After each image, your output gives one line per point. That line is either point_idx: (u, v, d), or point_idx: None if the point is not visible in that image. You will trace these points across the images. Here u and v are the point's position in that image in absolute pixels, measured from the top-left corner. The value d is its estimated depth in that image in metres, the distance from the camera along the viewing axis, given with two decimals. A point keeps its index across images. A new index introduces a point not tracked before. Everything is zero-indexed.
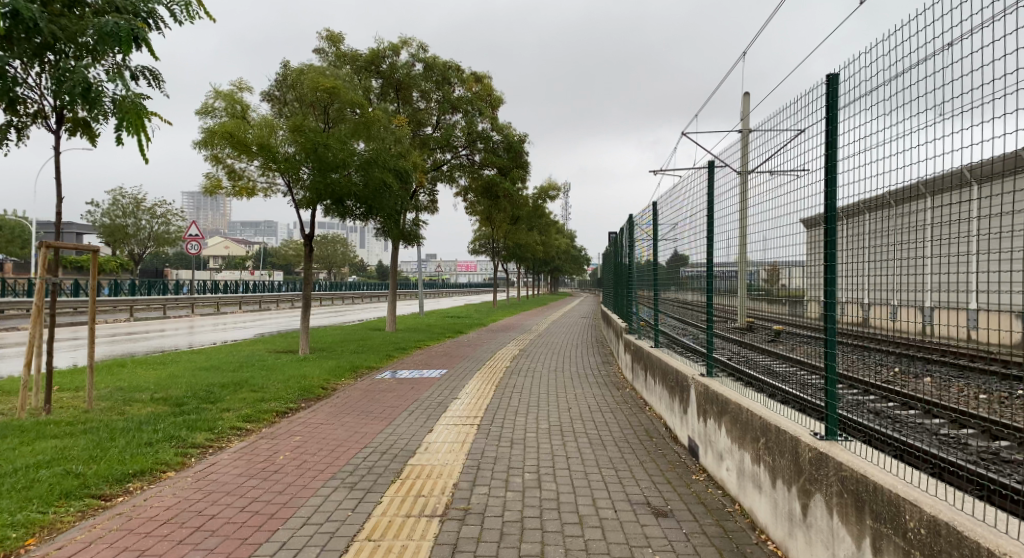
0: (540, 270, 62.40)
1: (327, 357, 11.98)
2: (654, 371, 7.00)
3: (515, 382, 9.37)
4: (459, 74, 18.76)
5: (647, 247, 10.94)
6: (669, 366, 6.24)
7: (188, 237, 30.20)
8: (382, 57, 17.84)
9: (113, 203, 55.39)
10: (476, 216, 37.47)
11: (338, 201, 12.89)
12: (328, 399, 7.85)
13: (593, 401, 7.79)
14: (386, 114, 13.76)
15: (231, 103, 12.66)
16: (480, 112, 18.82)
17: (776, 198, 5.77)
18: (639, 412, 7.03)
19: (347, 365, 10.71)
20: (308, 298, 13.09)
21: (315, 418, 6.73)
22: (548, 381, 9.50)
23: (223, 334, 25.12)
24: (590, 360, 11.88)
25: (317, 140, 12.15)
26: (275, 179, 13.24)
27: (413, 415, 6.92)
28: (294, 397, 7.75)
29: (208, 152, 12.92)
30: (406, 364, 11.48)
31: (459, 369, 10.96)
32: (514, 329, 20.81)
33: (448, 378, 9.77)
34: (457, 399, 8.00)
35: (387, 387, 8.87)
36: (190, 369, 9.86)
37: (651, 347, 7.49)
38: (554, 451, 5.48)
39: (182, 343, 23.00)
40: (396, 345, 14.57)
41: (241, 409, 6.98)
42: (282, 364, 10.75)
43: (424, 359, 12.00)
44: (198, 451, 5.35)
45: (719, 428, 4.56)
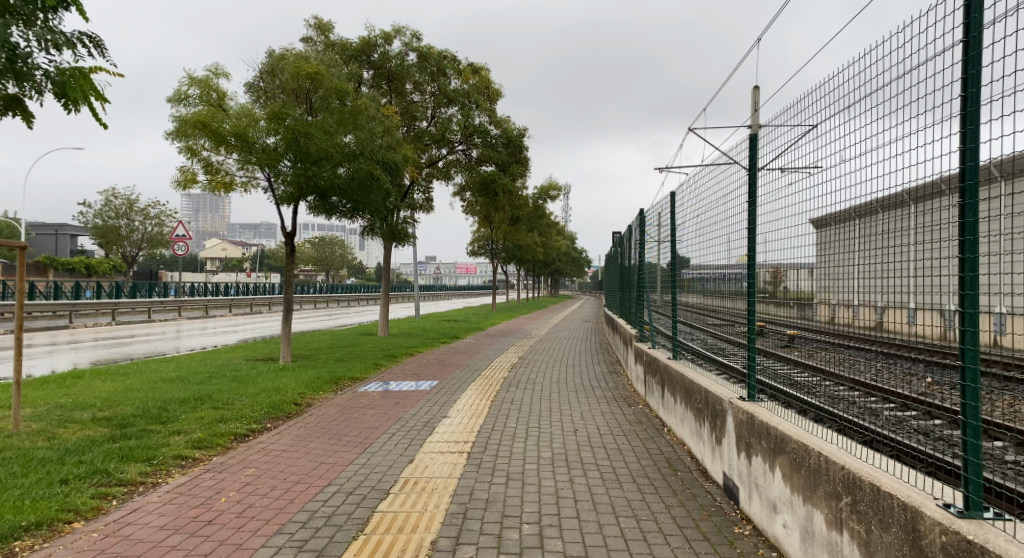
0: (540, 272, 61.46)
1: (309, 366, 11.01)
2: (675, 388, 6.01)
3: (514, 397, 8.34)
4: (455, 65, 17.86)
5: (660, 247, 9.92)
6: (696, 384, 5.25)
7: (176, 238, 29.29)
8: (373, 46, 17.07)
9: (106, 204, 54.48)
10: (474, 217, 36.57)
11: (322, 197, 11.98)
12: (299, 419, 6.87)
13: (602, 421, 6.79)
14: (375, 103, 12.84)
15: (206, 90, 11.69)
16: (477, 106, 17.89)
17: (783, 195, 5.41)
18: (657, 437, 6.03)
19: (328, 376, 9.74)
20: (289, 301, 12.12)
21: (278, 444, 5.75)
22: (550, 395, 8.49)
23: (210, 339, 24.12)
24: (596, 370, 10.85)
25: (299, 129, 11.22)
26: (255, 173, 12.34)
27: (393, 440, 5.95)
28: (259, 416, 6.77)
29: (182, 144, 11.98)
30: (394, 375, 10.48)
31: (452, 379, 9.95)
32: (514, 334, 19.82)
33: (438, 391, 8.78)
34: (446, 417, 7.00)
35: (369, 403, 7.91)
36: (152, 381, 8.90)
37: (670, 359, 6.48)
38: (559, 491, 4.49)
39: (166, 348, 21.99)
40: (386, 351, 13.60)
41: (193, 432, 5.99)
42: (256, 374, 9.78)
43: (414, 369, 11.01)
44: (122, 491, 4.36)
45: (770, 470, 3.57)
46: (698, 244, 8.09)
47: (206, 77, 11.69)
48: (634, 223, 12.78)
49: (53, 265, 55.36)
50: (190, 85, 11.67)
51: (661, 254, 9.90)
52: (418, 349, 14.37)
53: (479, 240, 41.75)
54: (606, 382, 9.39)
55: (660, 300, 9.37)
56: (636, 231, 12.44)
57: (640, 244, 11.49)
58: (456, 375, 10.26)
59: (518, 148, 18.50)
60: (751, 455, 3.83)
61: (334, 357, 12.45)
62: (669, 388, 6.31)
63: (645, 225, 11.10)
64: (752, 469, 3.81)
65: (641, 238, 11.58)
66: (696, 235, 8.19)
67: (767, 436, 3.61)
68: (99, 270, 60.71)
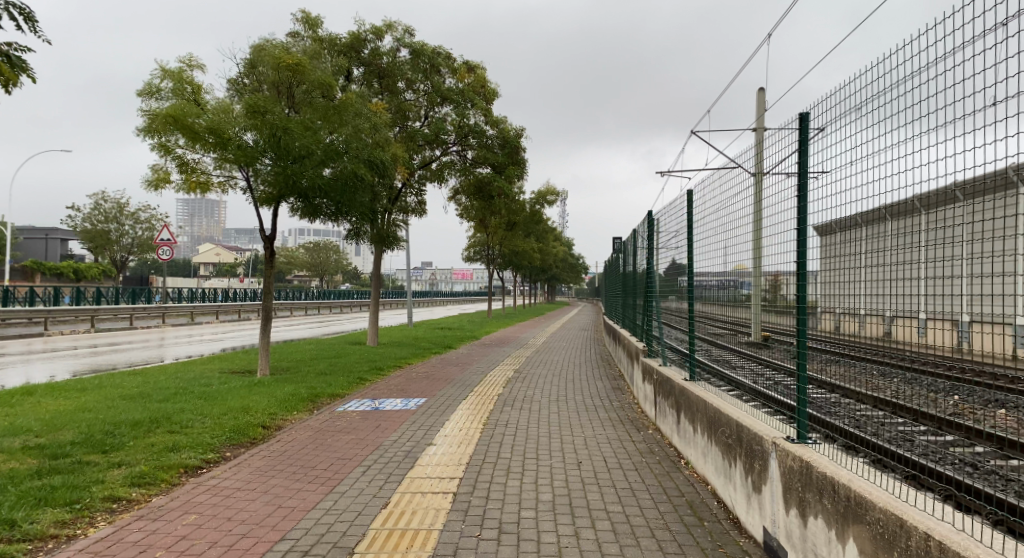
0: (536, 278, 60.73)
1: (289, 380, 10.21)
2: (694, 415, 5.20)
3: (511, 419, 7.50)
4: (449, 63, 17.16)
5: (674, 252, 8.97)
6: (722, 415, 4.45)
7: (160, 241, 28.38)
8: (363, 41, 16.40)
9: (95, 208, 53.53)
10: (470, 222, 35.86)
11: (303, 198, 11.17)
12: (265, 447, 6.06)
13: (608, 449, 5.96)
14: (363, 99, 12.11)
15: (180, 83, 10.87)
16: (472, 105, 17.18)
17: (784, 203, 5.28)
18: (674, 471, 5.21)
19: (307, 392, 8.94)
20: (269, 310, 11.32)
21: (234, 481, 4.93)
22: (549, 416, 7.66)
23: (193, 347, 23.19)
24: (599, 386, 10.04)
25: (277, 123, 10.41)
26: (233, 172, 11.56)
27: (368, 475, 5.15)
28: (219, 443, 5.94)
29: (154, 140, 11.14)
30: (380, 390, 9.66)
31: (442, 395, 9.14)
32: (508, 343, 19.02)
33: (425, 410, 7.96)
34: (433, 444, 6.19)
35: (347, 425, 7.10)
36: (110, 398, 8.07)
37: (688, 381, 5.65)
38: (564, 549, 3.67)
39: (145, 357, 21.06)
40: (374, 363, 12.80)
41: (136, 464, 5.16)
42: (228, 390, 8.96)
43: (402, 383, 10.20)
44: (28, 549, 3.55)
45: (839, 543, 2.78)
46: (713, 250, 7.43)
47: (180, 69, 10.89)
48: (639, 227, 12.08)
49: (40, 269, 54.24)
50: (162, 77, 10.87)
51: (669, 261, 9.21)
52: (408, 360, 13.59)
53: (474, 246, 40.99)
54: (609, 401, 8.55)
55: (670, 310, 8.65)
56: (641, 236, 11.75)
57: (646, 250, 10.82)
58: (446, 391, 9.45)
59: (515, 150, 17.77)
60: (809, 516, 3.05)
61: (317, 369, 11.65)
62: (686, 416, 5.53)
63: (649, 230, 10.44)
64: (811, 534, 3.02)
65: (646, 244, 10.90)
66: (717, 238, 7.27)
67: (834, 491, 2.85)
68: (88, 275, 59.67)
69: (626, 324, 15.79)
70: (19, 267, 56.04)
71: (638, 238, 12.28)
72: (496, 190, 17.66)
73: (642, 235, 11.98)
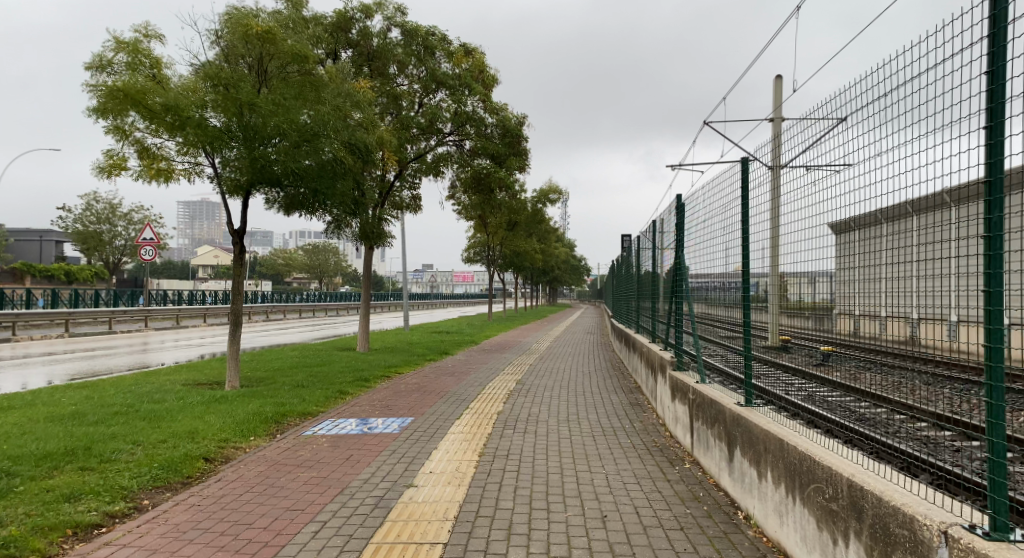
0: (537, 280, 59.24)
1: (258, 395, 8.89)
2: (757, 455, 3.87)
3: (513, 446, 6.08)
4: (445, 46, 15.86)
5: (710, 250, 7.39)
6: (816, 467, 3.08)
7: (144, 242, 27.06)
8: (351, 20, 15.18)
9: (87, 209, 52.35)
10: (470, 221, 34.50)
11: (275, 186, 9.86)
12: (197, 491, 4.72)
13: (638, 495, 4.59)
14: (346, 76, 10.82)
15: (135, 55, 9.57)
16: (470, 91, 15.90)
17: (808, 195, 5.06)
18: (734, 532, 3.82)
19: (273, 411, 7.61)
20: (238, 313, 9.98)
21: (135, 550, 3.60)
22: (557, 442, 6.28)
23: (174, 353, 21.79)
24: (616, 402, 8.52)
25: (244, 98, 9.13)
26: (199, 157, 10.26)
27: (318, 538, 3.80)
28: (135, 487, 4.60)
29: (108, 121, 9.84)
30: (360, 406, 8.29)
31: (431, 413, 7.84)
32: (510, 348, 17.64)
33: (410, 433, 6.65)
34: (413, 486, 4.82)
35: (311, 456, 5.77)
36: (33, 419, 6.75)
37: (745, 409, 4.29)
38: None
39: (120, 363, 19.66)
40: (359, 372, 11.45)
41: (9, 523, 3.83)
42: (181, 408, 7.63)
43: (387, 398, 8.85)
44: None
45: None
46: (756, 242, 6.15)
47: (136, 40, 9.61)
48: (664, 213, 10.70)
49: (30, 272, 52.99)
50: (115, 49, 9.57)
51: (699, 254, 7.87)
52: (399, 369, 12.25)
53: (475, 246, 39.60)
54: (627, 421, 7.18)
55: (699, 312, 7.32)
56: (663, 226, 10.39)
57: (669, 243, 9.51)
58: (437, 407, 8.15)
59: (517, 139, 16.44)
60: None
61: (295, 381, 10.32)
62: (748, 454, 4.05)
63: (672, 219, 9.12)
64: None
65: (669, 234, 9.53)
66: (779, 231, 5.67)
67: None
68: (81, 277, 58.50)
69: (639, 329, 14.44)
70: (11, 270, 54.93)
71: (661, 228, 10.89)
72: (496, 182, 16.30)
73: (664, 226, 10.62)
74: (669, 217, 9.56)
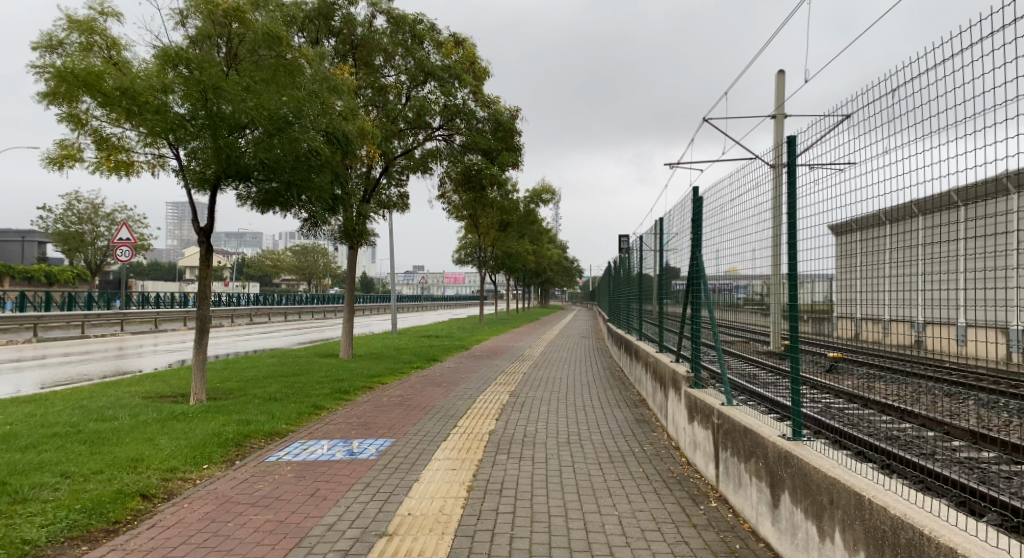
0: (530, 282, 58.45)
1: (224, 411, 8.02)
2: (817, 507, 3.06)
3: (505, 479, 5.22)
4: (433, 35, 15.08)
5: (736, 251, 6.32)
6: (929, 544, 2.24)
7: (121, 242, 25.99)
8: (334, 7, 14.36)
9: (68, 209, 50.99)
10: (460, 221, 33.69)
11: (245, 179, 9.00)
12: (120, 544, 3.82)
13: (661, 548, 3.74)
14: (325, 60, 10.04)
15: (88, 35, 8.67)
16: (460, 83, 15.10)
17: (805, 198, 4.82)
18: None
19: (235, 430, 6.74)
20: (204, 319, 9.10)
21: None
22: (557, 472, 5.40)
23: (150, 359, 20.74)
24: (621, 420, 7.67)
25: (208, 82, 8.22)
26: (162, 149, 9.34)
27: None
28: (40, 540, 3.72)
29: (59, 108, 8.93)
30: (336, 424, 7.43)
31: (414, 432, 7.01)
32: (503, 354, 16.80)
33: (388, 460, 5.81)
34: (387, 535, 3.95)
35: (270, 491, 4.89)
36: None
37: (795, 447, 3.44)
38: None
39: (90, 369, 18.58)
40: (340, 382, 10.60)
41: None
42: (131, 427, 6.73)
43: (367, 414, 8.00)
44: None
45: None
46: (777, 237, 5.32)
47: (90, 18, 8.70)
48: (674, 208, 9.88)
49: (10, 273, 51.61)
50: (66, 27, 8.66)
51: (712, 251, 7.01)
52: (383, 378, 11.40)
53: (466, 248, 38.72)
54: (635, 444, 6.33)
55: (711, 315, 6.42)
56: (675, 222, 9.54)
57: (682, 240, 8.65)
58: (422, 425, 7.32)
59: (509, 133, 15.62)
60: None
61: (267, 393, 9.45)
62: (799, 500, 3.26)
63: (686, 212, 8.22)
64: None
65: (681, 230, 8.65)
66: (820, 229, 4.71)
67: None
68: (62, 279, 57.12)
69: (639, 335, 13.67)
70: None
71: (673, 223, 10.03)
72: (487, 179, 15.51)
73: (674, 223, 9.81)
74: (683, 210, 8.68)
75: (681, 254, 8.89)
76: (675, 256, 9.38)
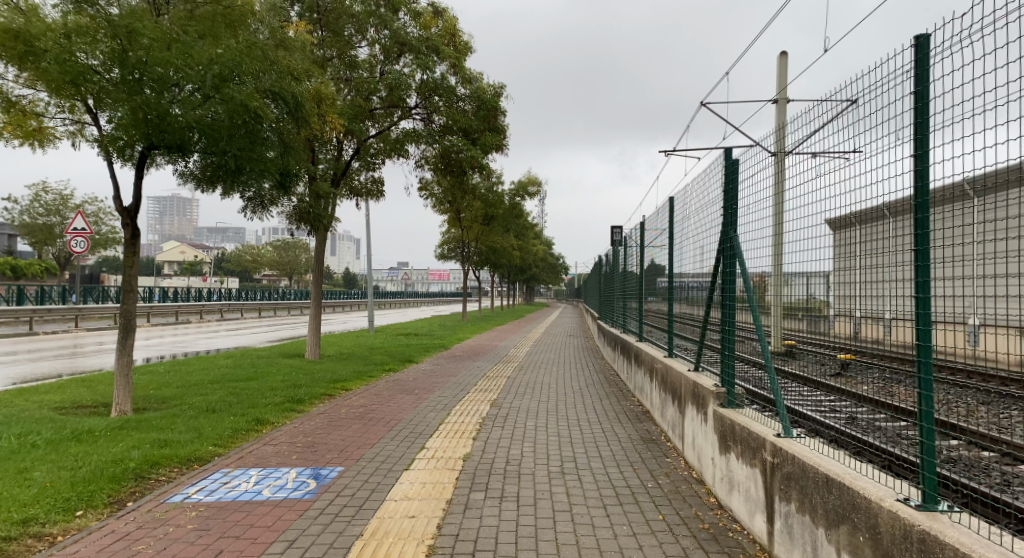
0: (516, 278, 57.06)
1: (142, 427, 6.58)
2: None
3: (481, 535, 3.86)
4: (410, 3, 13.69)
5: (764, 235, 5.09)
6: None
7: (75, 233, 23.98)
8: None
9: (34, 199, 48.57)
10: (443, 214, 32.21)
11: (178, 150, 7.54)
12: None
13: None
14: (278, 14, 8.63)
15: None
16: (439, 56, 13.75)
17: (810, 189, 4.33)
18: None
19: (143, 456, 5.32)
20: (129, 315, 7.66)
21: None
22: (551, 523, 4.07)
23: (101, 359, 18.93)
24: (621, 440, 6.35)
25: (126, 26, 6.73)
26: (79, 114, 7.82)
27: None
28: None
29: None
30: (278, 446, 6.03)
31: (371, 455, 5.70)
32: (486, 355, 15.52)
33: (330, 501, 4.46)
34: None
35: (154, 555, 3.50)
36: None
37: (936, 525, 2.21)
38: None
39: (30, 370, 16.75)
40: (297, 389, 9.19)
41: None
42: (6, 453, 5.28)
43: (317, 431, 6.62)
44: None
45: None
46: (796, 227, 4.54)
47: None
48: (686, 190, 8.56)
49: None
50: None
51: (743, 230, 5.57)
52: (347, 383, 10.01)
53: (449, 243, 37.29)
54: (644, 476, 5.08)
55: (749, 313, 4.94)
56: (690, 203, 8.18)
57: (704, 224, 7.21)
58: (381, 445, 6.00)
59: (493, 113, 14.24)
60: None
61: (207, 403, 8.02)
62: None
63: (711, 192, 6.85)
64: None
65: (706, 211, 7.21)
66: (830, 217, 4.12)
67: None
68: (29, 272, 54.67)
69: (635, 334, 12.44)
70: None
71: (684, 206, 8.70)
72: (469, 163, 14.19)
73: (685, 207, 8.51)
74: (704, 187, 7.27)
75: (701, 241, 7.50)
76: (691, 245, 8.02)
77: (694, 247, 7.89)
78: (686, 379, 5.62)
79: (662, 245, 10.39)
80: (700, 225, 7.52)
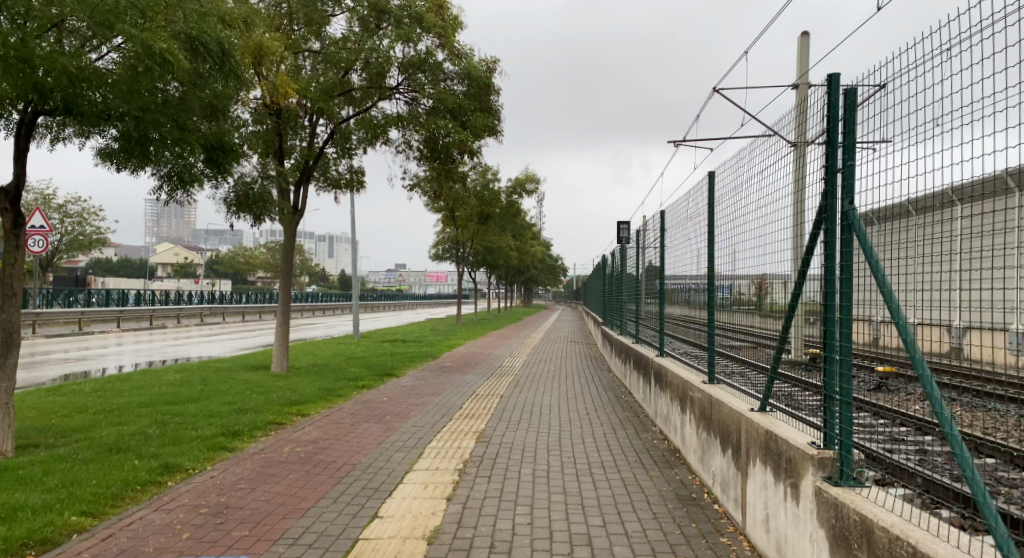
0: (514, 280, 55.51)
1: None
2: None
3: None
4: None
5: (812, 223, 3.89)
6: None
7: (33, 231, 22.05)
8: None
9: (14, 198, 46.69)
10: (436, 212, 30.54)
11: (71, 116, 5.76)
12: None
13: None
14: None
15: None
16: (424, 27, 12.06)
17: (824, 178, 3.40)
18: None
19: None
20: (9, 326, 5.88)
21: None
22: None
23: (54, 371, 17.05)
24: (647, 499, 4.68)
25: None
26: None
27: None
28: None
29: None
30: (171, 513, 4.31)
31: (296, 530, 4.01)
32: (478, 365, 13.90)
33: None
34: None
35: None
36: None
37: None
38: None
39: None
40: (241, 417, 7.47)
41: None
42: None
43: (237, 486, 4.88)
44: None
45: None
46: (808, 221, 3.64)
47: None
48: (723, 172, 6.84)
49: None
50: None
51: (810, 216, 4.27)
52: (306, 407, 8.29)
53: (444, 243, 35.53)
54: None
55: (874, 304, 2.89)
56: (734, 189, 6.44)
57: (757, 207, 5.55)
58: (315, 513, 4.30)
59: (486, 92, 12.56)
60: None
61: (115, 439, 6.28)
62: None
63: (775, 169, 5.09)
64: None
65: (762, 195, 5.49)
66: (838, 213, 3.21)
67: None
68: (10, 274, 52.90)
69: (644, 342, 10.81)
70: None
71: (721, 193, 6.98)
72: (459, 149, 12.52)
73: (722, 189, 6.83)
74: (760, 166, 5.55)
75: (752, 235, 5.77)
76: (736, 241, 6.28)
77: (741, 244, 6.14)
78: (746, 421, 3.94)
79: (680, 239, 8.78)
80: (751, 214, 5.78)
